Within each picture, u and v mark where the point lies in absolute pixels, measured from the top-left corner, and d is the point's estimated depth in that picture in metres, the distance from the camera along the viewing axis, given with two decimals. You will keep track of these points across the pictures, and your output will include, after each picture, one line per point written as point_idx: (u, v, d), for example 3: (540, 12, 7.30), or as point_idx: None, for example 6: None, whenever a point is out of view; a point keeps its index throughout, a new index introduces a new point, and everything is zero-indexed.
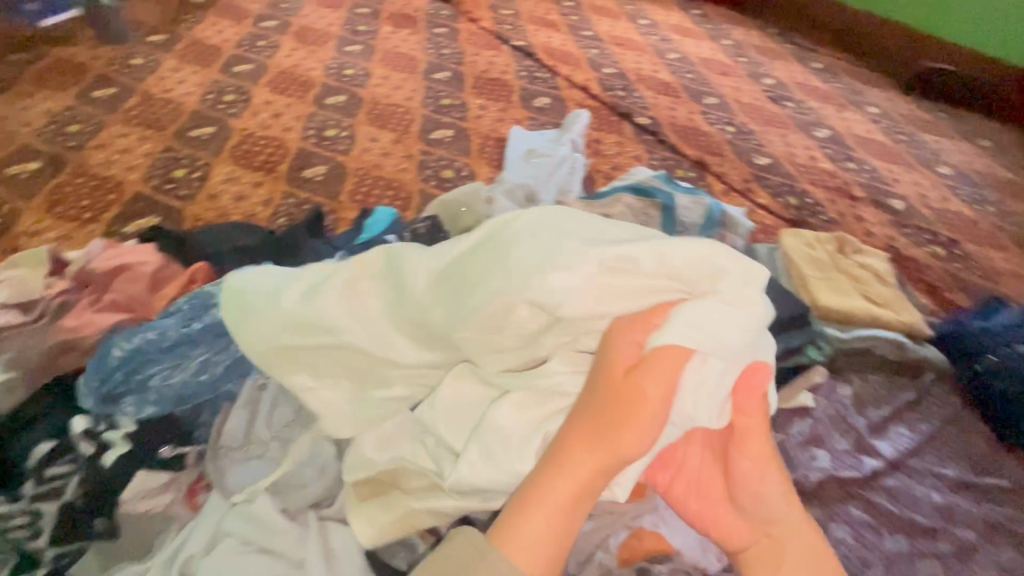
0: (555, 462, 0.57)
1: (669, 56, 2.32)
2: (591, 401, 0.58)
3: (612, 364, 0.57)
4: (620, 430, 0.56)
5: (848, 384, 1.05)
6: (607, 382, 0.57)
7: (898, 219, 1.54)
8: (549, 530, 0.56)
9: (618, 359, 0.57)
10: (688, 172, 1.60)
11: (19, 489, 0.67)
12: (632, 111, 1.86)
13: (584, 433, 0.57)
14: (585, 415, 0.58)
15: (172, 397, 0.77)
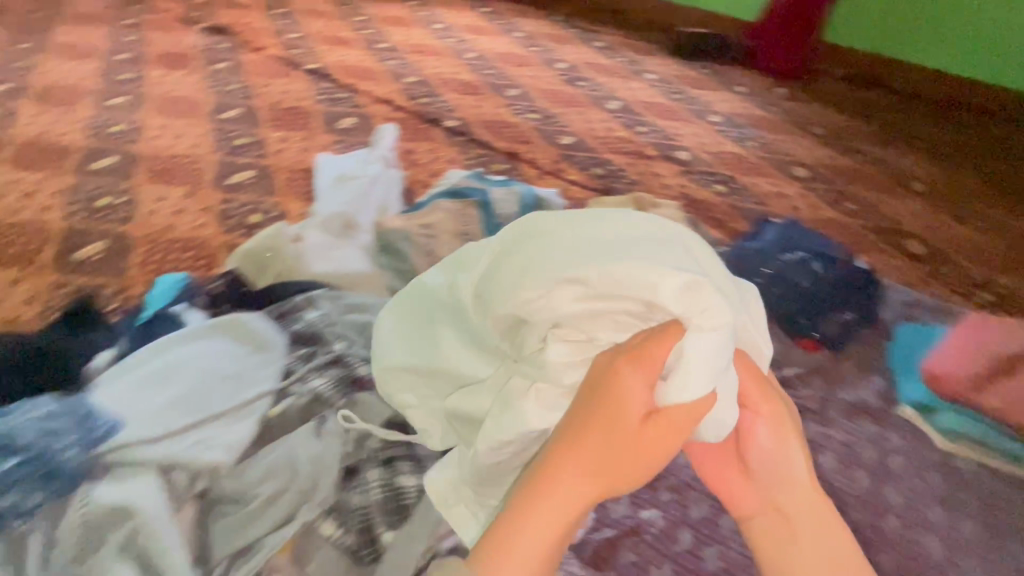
0: (554, 478, 0.59)
1: (467, 56, 2.39)
2: (596, 422, 0.58)
3: (621, 384, 0.57)
4: (625, 459, 0.58)
5: None
6: (614, 407, 0.58)
7: (685, 168, 1.75)
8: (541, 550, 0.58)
9: (623, 373, 0.57)
10: (501, 165, 1.67)
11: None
12: (439, 116, 1.88)
13: (587, 457, 0.58)
14: (591, 442, 0.58)
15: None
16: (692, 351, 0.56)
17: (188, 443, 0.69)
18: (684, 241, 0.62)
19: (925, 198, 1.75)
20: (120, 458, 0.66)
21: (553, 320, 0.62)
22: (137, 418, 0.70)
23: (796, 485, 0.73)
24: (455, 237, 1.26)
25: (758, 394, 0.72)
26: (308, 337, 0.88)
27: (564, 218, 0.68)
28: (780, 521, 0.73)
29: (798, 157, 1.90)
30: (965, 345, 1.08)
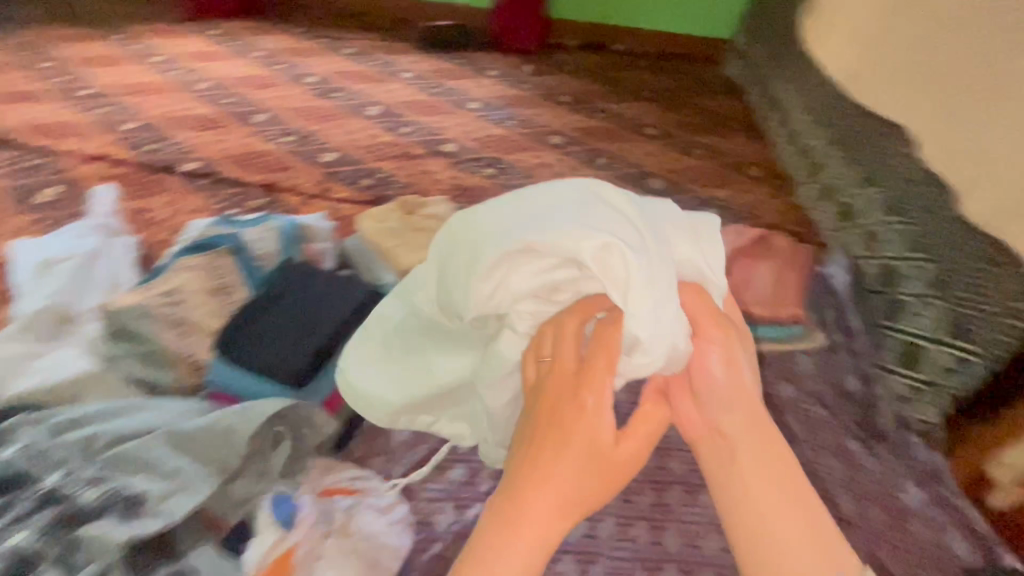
0: (531, 500, 0.67)
1: (199, 87, 2.13)
2: (563, 441, 0.68)
3: (583, 419, 0.68)
4: (600, 473, 0.68)
5: None
6: (579, 428, 0.68)
7: (453, 159, 1.80)
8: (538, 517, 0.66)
9: (582, 401, 0.69)
10: (259, 201, 1.53)
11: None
12: (174, 161, 1.65)
13: (569, 475, 0.67)
14: (565, 466, 0.67)
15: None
16: (628, 317, 0.66)
17: None
18: (594, 202, 0.71)
19: (658, 139, 2.03)
20: None
21: (514, 298, 0.74)
22: None
23: (742, 416, 0.71)
24: (207, 297, 1.09)
25: (713, 327, 0.73)
26: (14, 483, 0.76)
27: (508, 200, 0.75)
28: (730, 460, 0.69)
29: (553, 126, 2.07)
30: None
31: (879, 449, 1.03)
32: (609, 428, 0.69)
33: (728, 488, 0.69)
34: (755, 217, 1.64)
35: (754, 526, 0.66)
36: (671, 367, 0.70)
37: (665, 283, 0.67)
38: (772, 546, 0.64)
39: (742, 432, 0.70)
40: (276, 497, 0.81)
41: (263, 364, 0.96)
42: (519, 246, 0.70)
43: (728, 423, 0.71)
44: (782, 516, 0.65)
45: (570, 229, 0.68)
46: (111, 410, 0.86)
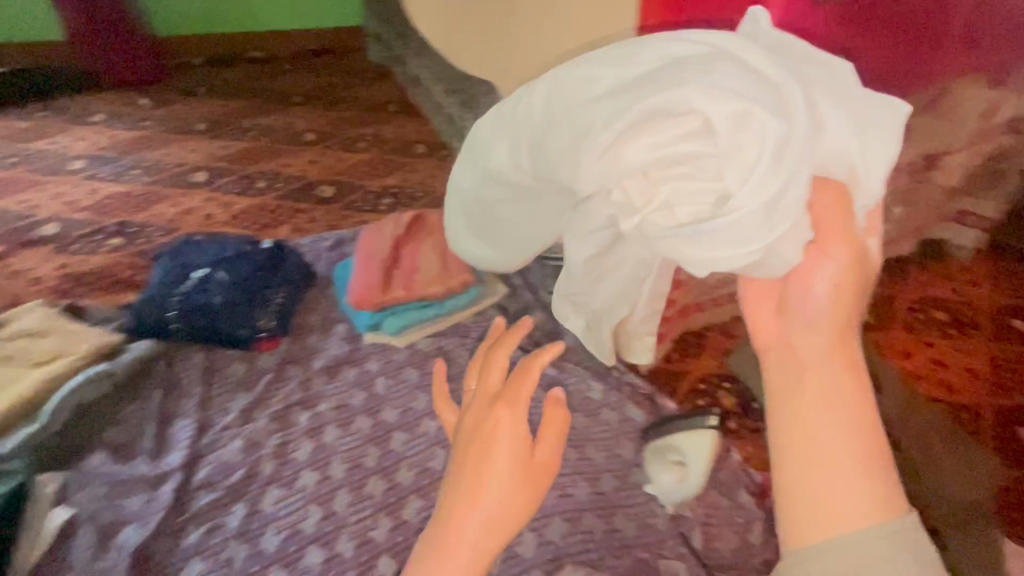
0: (450, 553, 0.49)
1: None
2: (495, 463, 0.51)
3: (502, 435, 0.51)
4: (530, 486, 0.51)
5: (91, 455, 0.91)
6: (503, 445, 0.51)
7: (59, 245, 1.42)
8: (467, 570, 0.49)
9: (499, 414, 0.52)
10: None
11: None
12: None
13: (501, 499, 0.50)
14: (496, 488, 0.50)
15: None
16: (733, 205, 0.43)
17: None
18: (742, 57, 0.44)
19: (318, 145, 1.93)
20: None
21: (617, 172, 0.46)
22: None
23: (829, 335, 0.44)
24: None
25: (835, 236, 0.47)
26: None
27: (601, 54, 0.50)
28: (821, 387, 0.42)
29: (192, 163, 1.78)
30: (363, 255, 1.17)
31: (570, 358, 1.11)
32: (522, 440, 0.51)
33: (816, 415, 0.42)
34: (427, 196, 1.68)
35: (805, 462, 0.41)
36: (771, 272, 0.47)
37: (802, 171, 0.43)
38: (846, 508, 0.40)
39: (833, 360, 0.43)
40: None
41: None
42: (629, 117, 0.45)
43: (814, 344, 0.44)
44: (853, 472, 0.40)
45: (701, 83, 0.43)
46: None
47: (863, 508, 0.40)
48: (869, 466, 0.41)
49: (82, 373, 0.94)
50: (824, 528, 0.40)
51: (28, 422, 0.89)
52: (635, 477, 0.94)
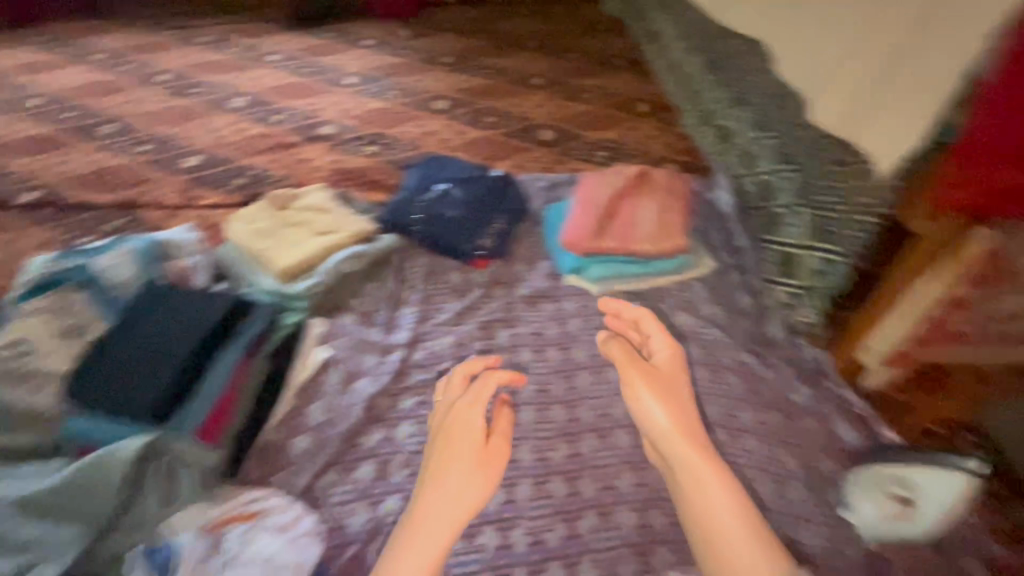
0: (423, 504, 0.68)
1: (32, 103, 1.88)
2: (456, 447, 0.72)
3: (459, 417, 0.74)
4: (487, 467, 0.71)
5: (349, 310, 1.10)
6: (463, 434, 0.73)
7: (332, 142, 1.67)
8: (419, 531, 0.66)
9: (458, 407, 0.76)
10: (116, 220, 1.38)
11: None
12: (11, 193, 1.47)
13: (463, 471, 0.70)
14: (458, 463, 0.71)
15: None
16: None
17: None
18: None
19: (544, 90, 1.96)
20: None
21: None
22: None
23: (667, 421, 0.70)
24: (60, 334, 1.00)
25: None
26: None
27: None
28: (684, 463, 0.67)
29: (435, 91, 1.96)
30: (582, 200, 1.20)
31: (776, 355, 1.05)
32: (478, 429, 0.73)
33: (684, 495, 0.66)
34: (640, 155, 1.64)
35: (701, 533, 0.63)
36: None
37: None
38: (733, 554, 0.60)
39: (686, 445, 0.68)
40: (150, 548, 0.72)
41: (118, 399, 0.79)
42: None
43: (659, 426, 0.70)
44: (717, 502, 0.63)
45: None
46: None
47: (737, 544, 0.61)
48: (728, 501, 0.64)
49: (348, 250, 1.13)
50: (723, 539, 0.62)
51: (308, 275, 1.10)
52: (829, 495, 0.88)
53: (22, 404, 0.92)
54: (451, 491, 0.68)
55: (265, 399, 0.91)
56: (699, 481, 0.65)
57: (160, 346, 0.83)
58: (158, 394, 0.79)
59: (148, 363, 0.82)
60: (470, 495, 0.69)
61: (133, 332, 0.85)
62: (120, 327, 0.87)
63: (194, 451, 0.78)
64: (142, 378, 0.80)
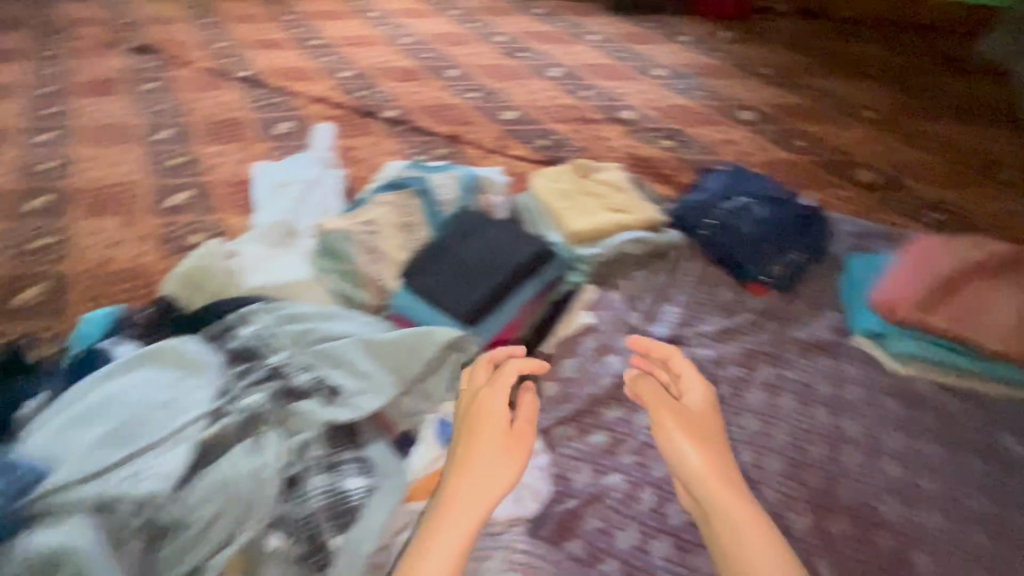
0: (455, 489, 0.70)
1: (403, 43, 2.31)
2: (481, 431, 0.75)
3: (485, 406, 0.77)
4: (515, 451, 0.74)
5: (616, 288, 1.13)
6: (487, 422, 0.75)
7: (631, 127, 1.72)
8: (451, 515, 0.67)
9: (487, 395, 0.78)
10: (444, 147, 1.64)
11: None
12: (378, 108, 1.85)
13: (490, 455, 0.73)
14: (484, 449, 0.73)
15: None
16: None
17: (108, 483, 0.67)
18: None
19: (873, 125, 1.71)
20: (54, 502, 0.65)
21: None
22: (68, 428, 0.73)
23: (701, 462, 0.75)
24: (395, 228, 1.23)
25: None
26: (245, 355, 0.86)
27: None
28: (711, 501, 0.73)
29: (743, 101, 1.86)
30: (912, 262, 1.04)
31: None
32: (503, 416, 0.76)
33: (722, 543, 0.70)
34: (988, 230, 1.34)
35: None
36: None
37: None
38: None
39: (719, 490, 0.73)
40: (439, 420, 0.86)
41: (441, 296, 0.97)
42: None
43: (692, 464, 0.76)
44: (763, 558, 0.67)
45: None
46: (308, 313, 0.95)
47: None
48: (753, 530, 0.69)
49: (632, 233, 1.17)
50: None
51: (593, 246, 1.17)
52: None
53: (366, 272, 1.16)
54: (473, 477, 0.70)
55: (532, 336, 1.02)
56: (738, 533, 0.70)
57: (484, 266, 0.99)
58: (476, 305, 0.96)
59: (474, 277, 0.99)
60: (490, 482, 0.71)
61: (466, 245, 1.02)
62: (456, 235, 1.05)
63: (484, 358, 0.90)
64: (466, 287, 0.98)
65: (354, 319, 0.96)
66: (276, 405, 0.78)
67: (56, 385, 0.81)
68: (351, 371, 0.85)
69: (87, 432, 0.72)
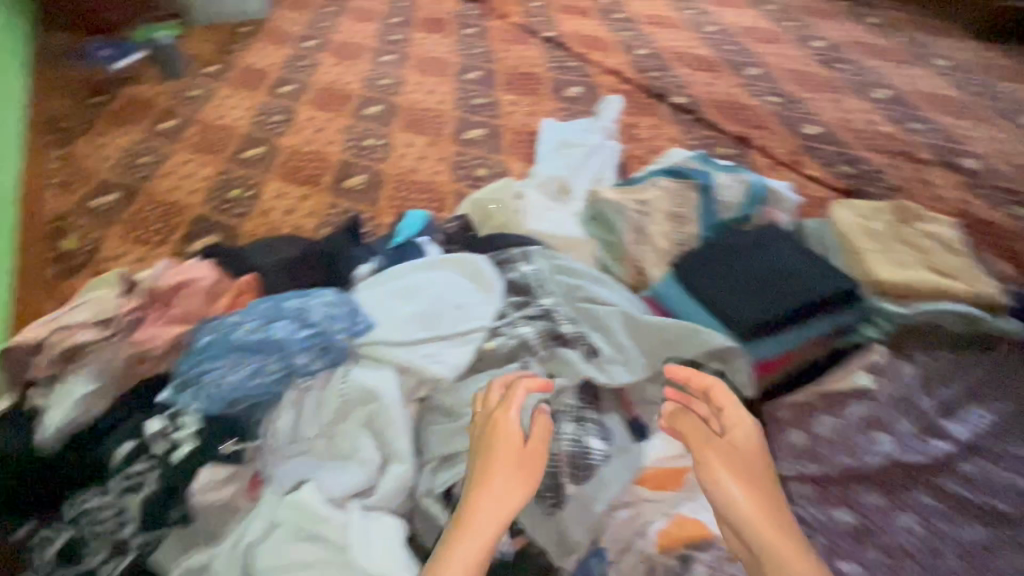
0: (471, 521, 0.62)
1: (706, 30, 2.19)
2: (498, 458, 0.66)
3: (501, 428, 0.67)
4: (527, 475, 0.65)
5: (914, 361, 0.94)
6: (503, 442, 0.66)
7: (972, 181, 1.40)
8: (472, 547, 0.60)
9: (498, 420, 0.68)
10: (730, 148, 1.54)
11: (108, 485, 0.75)
12: (668, 91, 1.79)
13: (503, 486, 0.64)
14: (501, 476, 0.64)
15: (221, 408, 0.71)
16: None
17: (420, 353, 0.79)
18: None
19: None
20: (373, 351, 0.78)
21: None
22: (387, 296, 0.87)
23: (750, 501, 0.67)
24: (667, 219, 1.21)
25: None
26: (522, 288, 0.94)
27: None
28: (766, 551, 0.64)
29: None
30: None
31: None
32: (516, 439, 0.67)
33: None
34: None
35: None
36: None
37: None
38: None
39: (771, 533, 0.64)
40: None
41: (718, 300, 0.93)
42: None
43: (741, 504, 0.67)
44: None
45: None
46: (586, 272, 0.99)
47: None
48: None
49: (960, 307, 0.97)
50: None
51: (900, 303, 0.99)
52: None
53: (632, 255, 1.15)
54: (491, 507, 0.62)
55: (796, 377, 0.94)
56: None
57: (775, 285, 0.93)
58: (757, 320, 0.88)
59: (759, 291, 0.92)
60: (504, 509, 0.63)
61: (758, 259, 0.97)
62: (748, 246, 1.00)
63: (745, 380, 0.83)
64: (750, 299, 0.92)
65: (619, 291, 0.98)
66: (546, 344, 0.84)
67: (381, 258, 0.98)
68: (615, 340, 0.88)
69: (401, 305, 0.85)
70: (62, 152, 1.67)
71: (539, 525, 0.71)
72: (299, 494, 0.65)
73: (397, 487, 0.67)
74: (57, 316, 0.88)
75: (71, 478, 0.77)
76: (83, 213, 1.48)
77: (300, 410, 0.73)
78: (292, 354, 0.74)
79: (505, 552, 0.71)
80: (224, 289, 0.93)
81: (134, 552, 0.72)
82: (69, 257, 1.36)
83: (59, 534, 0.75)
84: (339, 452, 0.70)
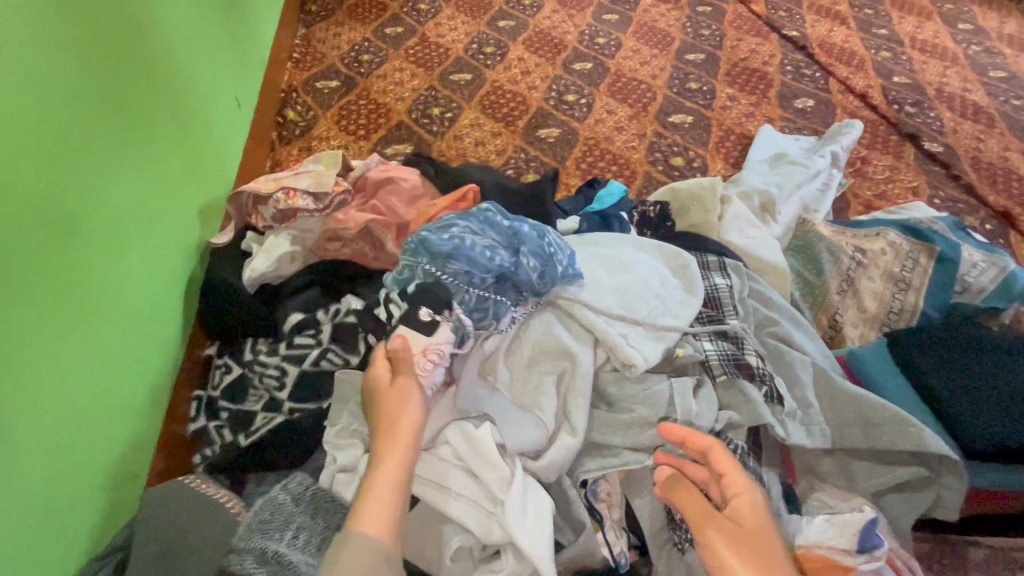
0: (379, 464, 0.61)
1: (992, 73, 1.78)
2: (385, 406, 0.65)
3: (380, 378, 0.68)
4: (405, 403, 0.65)
5: None
6: (385, 394, 0.66)
7: None
8: (383, 493, 0.58)
9: (379, 375, 0.68)
10: (984, 223, 1.31)
11: (277, 348, 0.84)
12: (921, 132, 1.51)
13: (394, 423, 0.64)
14: (397, 419, 0.64)
15: (444, 253, 0.73)
16: None
17: (618, 331, 0.75)
18: None
19: None
20: (569, 310, 0.77)
21: None
22: (597, 259, 0.83)
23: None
24: (887, 279, 1.03)
25: None
26: (708, 300, 0.85)
27: None
28: None
29: None
30: None
31: None
32: (391, 386, 0.67)
33: None
34: None
35: None
36: None
37: None
38: None
39: None
40: (873, 520, 0.67)
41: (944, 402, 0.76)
42: None
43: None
44: None
45: None
46: (786, 310, 0.87)
47: None
48: None
49: None
50: None
51: None
52: None
53: (830, 307, 1.02)
54: (399, 446, 0.62)
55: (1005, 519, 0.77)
56: None
57: None
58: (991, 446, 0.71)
59: (1008, 409, 0.73)
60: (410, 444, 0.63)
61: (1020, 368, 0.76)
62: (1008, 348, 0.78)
63: (954, 503, 0.71)
64: (992, 415, 0.73)
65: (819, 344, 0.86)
66: (732, 369, 0.75)
67: (583, 220, 0.97)
68: (796, 396, 0.78)
69: (604, 273, 0.81)
70: (303, 33, 1.84)
71: (666, 554, 0.67)
72: (474, 428, 0.69)
73: (561, 460, 0.68)
74: (284, 177, 0.96)
75: (250, 324, 0.88)
76: (306, 92, 1.62)
77: (503, 342, 0.75)
78: (522, 254, 0.75)
79: (622, 564, 0.66)
80: (422, 203, 0.97)
81: (285, 416, 0.80)
82: (287, 126, 1.52)
83: (235, 367, 0.86)
84: (521, 398, 0.71)
